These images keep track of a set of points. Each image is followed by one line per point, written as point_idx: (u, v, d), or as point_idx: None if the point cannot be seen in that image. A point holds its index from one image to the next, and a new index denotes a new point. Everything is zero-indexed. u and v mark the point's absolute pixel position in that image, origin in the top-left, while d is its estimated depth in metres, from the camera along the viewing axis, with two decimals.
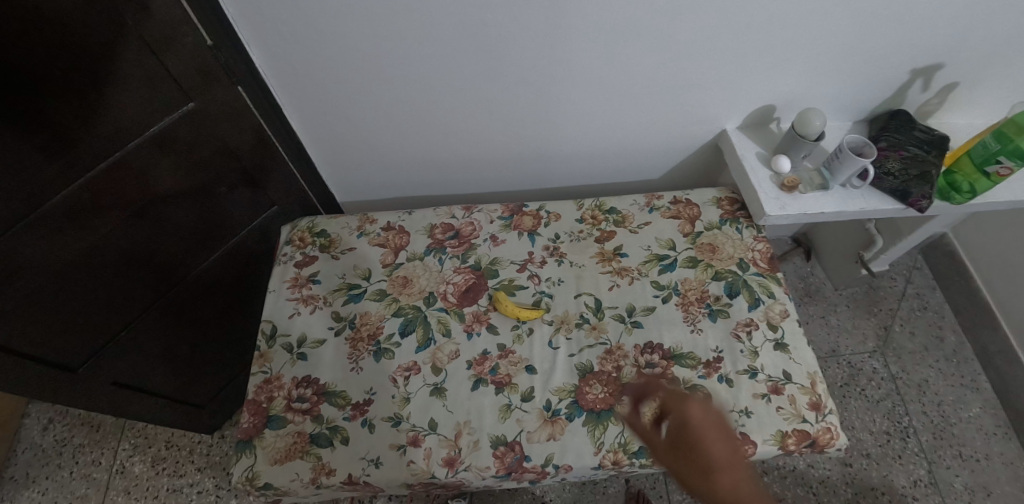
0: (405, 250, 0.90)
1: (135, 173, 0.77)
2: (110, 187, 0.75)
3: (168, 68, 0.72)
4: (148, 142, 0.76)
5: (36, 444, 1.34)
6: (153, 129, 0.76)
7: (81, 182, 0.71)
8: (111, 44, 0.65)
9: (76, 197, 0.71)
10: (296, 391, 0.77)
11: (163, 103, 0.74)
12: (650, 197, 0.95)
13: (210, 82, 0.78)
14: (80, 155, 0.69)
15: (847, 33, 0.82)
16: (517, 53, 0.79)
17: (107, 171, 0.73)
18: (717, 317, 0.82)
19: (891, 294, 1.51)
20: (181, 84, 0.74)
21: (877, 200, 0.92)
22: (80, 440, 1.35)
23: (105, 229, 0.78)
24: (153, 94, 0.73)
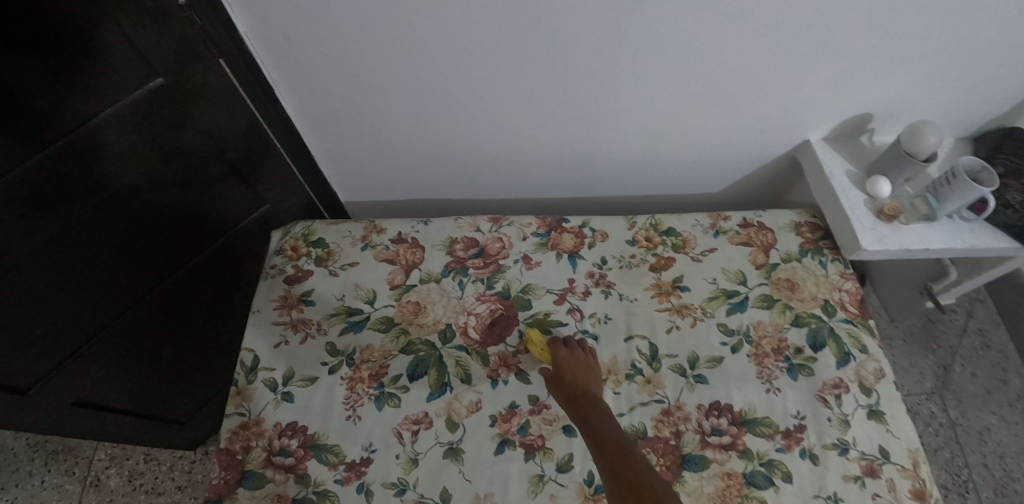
0: (418, 269, 0.75)
1: (90, 164, 0.61)
2: (59, 179, 0.59)
3: (125, 24, 0.54)
4: (109, 124, 0.60)
5: (6, 447, 1.20)
6: (112, 110, 0.59)
7: (23, 169, 0.55)
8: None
9: (11, 190, 0.55)
10: (278, 442, 0.63)
11: (122, 74, 0.58)
12: (715, 218, 0.80)
13: (184, 49, 0.61)
14: (12, 138, 0.53)
15: (987, 30, 0.65)
16: (575, 35, 0.64)
17: (58, 155, 0.57)
18: (797, 374, 0.67)
19: (950, 329, 1.36)
20: (145, 53, 0.58)
21: (991, 236, 0.76)
22: (55, 445, 1.20)
23: (54, 229, 0.62)
24: (107, 60, 0.55)
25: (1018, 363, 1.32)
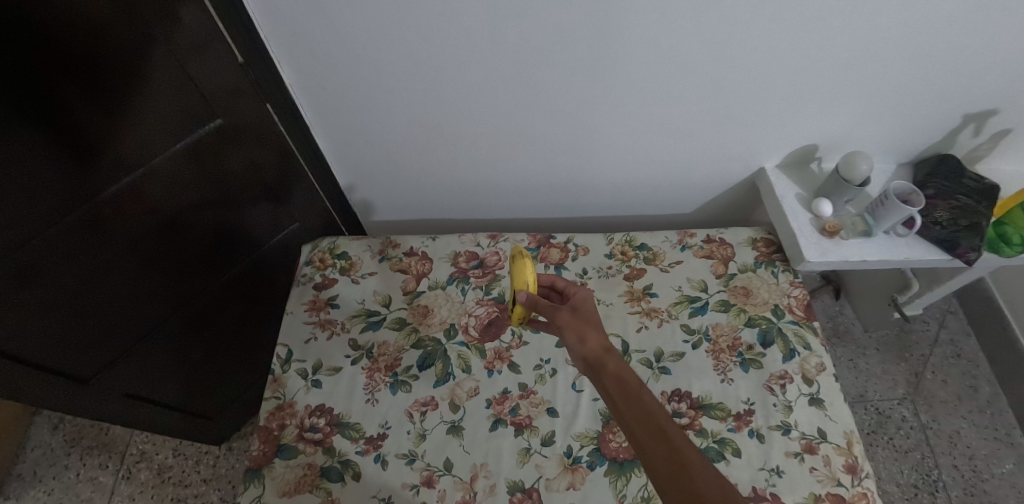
0: (427, 278, 0.88)
1: (156, 187, 0.75)
2: (132, 199, 0.73)
3: (193, 76, 0.68)
4: (176, 158, 0.74)
5: (45, 443, 1.34)
6: (178, 144, 0.73)
7: (109, 194, 0.69)
8: (136, 53, 0.61)
9: (99, 209, 0.69)
10: (309, 420, 0.75)
11: (191, 117, 0.72)
12: (682, 235, 0.93)
13: (237, 94, 0.75)
14: (104, 170, 0.67)
15: (901, 75, 0.78)
16: (556, 83, 0.77)
17: (135, 183, 0.72)
18: (749, 367, 0.79)
19: (922, 339, 1.45)
20: (207, 100, 0.72)
21: (924, 250, 0.87)
22: (89, 442, 1.34)
23: (125, 241, 0.76)
24: (179, 107, 0.69)
25: (988, 371, 1.41)
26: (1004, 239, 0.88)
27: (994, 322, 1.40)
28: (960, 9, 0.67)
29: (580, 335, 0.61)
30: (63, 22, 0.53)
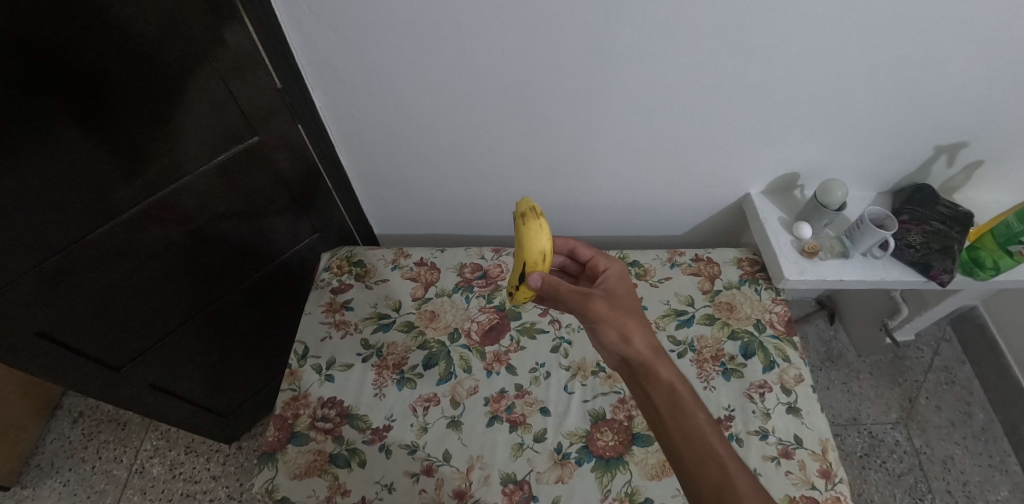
0: (434, 286, 0.96)
1: (197, 196, 0.83)
2: (176, 205, 0.81)
3: (235, 94, 0.76)
4: (215, 170, 0.82)
5: (64, 436, 1.41)
6: (220, 158, 0.81)
7: (151, 200, 0.77)
8: (184, 73, 0.69)
9: (140, 213, 0.77)
10: (321, 411, 0.82)
11: (232, 133, 0.80)
12: (672, 253, 1.01)
13: (273, 114, 0.82)
14: (151, 179, 0.75)
15: (872, 112, 0.84)
16: (555, 112, 0.85)
17: (174, 192, 0.79)
18: (730, 376, 0.85)
19: (916, 365, 1.46)
20: (249, 120, 0.80)
21: (900, 272, 0.93)
22: (106, 436, 1.41)
23: (164, 242, 0.83)
24: (221, 123, 0.77)
25: (982, 398, 1.40)
26: (976, 263, 0.91)
27: (989, 351, 1.40)
28: (919, 55, 0.74)
29: (622, 331, 0.68)
30: (123, 48, 0.62)
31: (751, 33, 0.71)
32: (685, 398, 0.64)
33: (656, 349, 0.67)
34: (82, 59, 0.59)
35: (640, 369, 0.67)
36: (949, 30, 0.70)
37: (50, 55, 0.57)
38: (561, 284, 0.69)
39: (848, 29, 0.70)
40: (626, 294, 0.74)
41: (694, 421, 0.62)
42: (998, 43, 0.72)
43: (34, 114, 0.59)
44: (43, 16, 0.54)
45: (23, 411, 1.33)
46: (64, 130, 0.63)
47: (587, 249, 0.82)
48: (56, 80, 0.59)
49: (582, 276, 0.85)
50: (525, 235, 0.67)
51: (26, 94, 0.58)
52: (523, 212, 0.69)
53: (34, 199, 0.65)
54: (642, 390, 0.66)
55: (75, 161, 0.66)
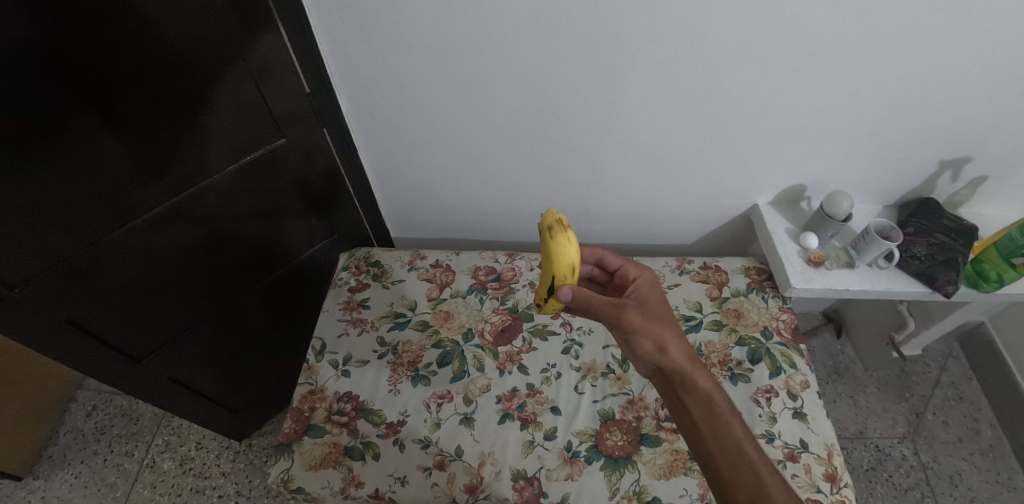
0: (449, 287, 0.98)
1: (222, 195, 0.86)
2: (201, 203, 0.84)
3: (265, 95, 0.79)
4: (241, 170, 0.85)
5: (77, 429, 1.43)
6: (245, 158, 0.85)
7: (180, 196, 0.81)
8: (218, 74, 0.72)
9: (168, 208, 0.80)
10: (336, 405, 0.84)
11: (261, 134, 0.84)
12: (681, 261, 1.03)
13: (300, 117, 0.86)
14: (181, 175, 0.79)
15: (877, 125, 0.87)
16: (570, 121, 0.89)
17: (201, 190, 0.82)
18: (737, 380, 0.87)
19: (923, 380, 1.45)
20: (276, 121, 0.84)
21: (905, 282, 0.95)
22: (118, 430, 1.43)
23: (187, 238, 0.87)
24: (251, 124, 0.81)
25: (990, 414, 1.40)
26: (981, 275, 0.93)
27: (995, 368, 1.40)
28: (922, 70, 0.77)
29: (658, 341, 0.70)
30: (161, 49, 0.65)
31: (760, 48, 0.74)
32: (721, 408, 0.67)
33: (691, 360, 0.71)
34: (118, 60, 0.63)
35: (676, 378, 0.70)
36: (950, 46, 0.73)
37: (86, 54, 0.60)
38: (593, 296, 0.70)
39: (852, 45, 0.74)
40: (659, 303, 0.76)
41: (728, 429, 0.65)
42: (999, 60, 0.74)
43: (72, 108, 0.63)
44: (86, 19, 0.58)
45: (39, 403, 1.36)
46: (101, 123, 0.66)
47: (615, 259, 0.84)
48: (96, 78, 0.63)
49: (610, 284, 0.87)
50: (553, 248, 0.69)
51: (61, 91, 0.61)
52: (549, 225, 0.71)
53: (68, 192, 0.68)
54: (678, 398, 0.70)
55: (110, 155, 0.70)
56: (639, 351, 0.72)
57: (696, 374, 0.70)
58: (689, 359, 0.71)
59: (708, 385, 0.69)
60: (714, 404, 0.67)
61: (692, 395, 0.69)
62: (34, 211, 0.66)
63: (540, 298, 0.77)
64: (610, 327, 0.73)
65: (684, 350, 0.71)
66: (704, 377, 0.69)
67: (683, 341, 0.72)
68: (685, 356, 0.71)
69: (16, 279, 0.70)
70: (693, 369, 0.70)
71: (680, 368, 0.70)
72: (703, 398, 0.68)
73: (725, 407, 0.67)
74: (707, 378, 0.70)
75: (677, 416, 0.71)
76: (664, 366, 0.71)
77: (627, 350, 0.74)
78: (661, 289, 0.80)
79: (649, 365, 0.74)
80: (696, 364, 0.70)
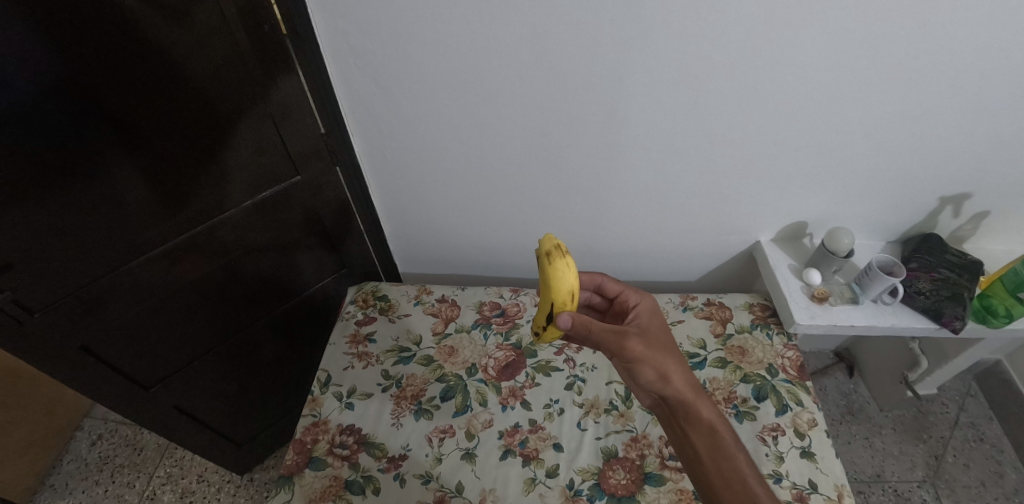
0: (454, 322, 1.00)
1: (235, 229, 0.89)
2: (215, 237, 0.88)
3: (282, 134, 0.83)
4: (255, 205, 0.89)
5: (81, 458, 1.43)
6: (260, 194, 0.88)
7: (194, 231, 0.84)
8: (237, 114, 0.77)
9: (182, 242, 0.84)
10: (339, 437, 0.85)
11: (276, 171, 0.88)
12: (685, 297, 1.04)
13: (315, 155, 0.90)
14: (197, 210, 0.82)
15: (875, 163, 0.89)
16: (573, 160, 0.92)
17: (215, 224, 0.86)
18: (743, 418, 0.86)
19: (941, 421, 1.40)
20: (292, 160, 0.88)
21: (911, 318, 0.94)
22: (121, 460, 1.43)
23: (202, 271, 0.90)
24: (267, 161, 0.85)
25: (1014, 457, 1.33)
26: (990, 311, 0.92)
27: (1016, 408, 1.35)
28: (915, 109, 0.79)
29: (660, 370, 0.72)
30: (184, 91, 0.70)
31: (755, 90, 0.78)
32: (724, 439, 0.69)
33: (694, 390, 0.72)
34: (144, 102, 0.68)
35: (679, 408, 0.72)
36: (940, 87, 0.76)
37: (114, 96, 0.66)
38: (593, 323, 0.71)
39: (843, 87, 0.77)
40: (661, 331, 0.78)
41: (732, 461, 0.67)
42: (989, 97, 0.77)
43: (98, 146, 0.68)
44: (116, 64, 0.64)
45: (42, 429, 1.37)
46: (125, 160, 0.71)
47: (615, 285, 0.86)
48: (122, 117, 0.68)
49: (609, 310, 0.89)
50: (552, 275, 0.67)
51: (88, 129, 0.66)
52: (547, 250, 0.69)
53: (88, 223, 0.72)
54: (682, 428, 0.72)
55: (131, 189, 0.74)
56: (642, 380, 0.73)
57: (699, 404, 0.71)
58: (692, 388, 0.72)
59: (712, 414, 0.71)
60: (718, 435, 0.69)
61: (696, 426, 0.70)
62: (54, 240, 0.71)
63: (538, 324, 0.77)
64: (612, 354, 0.75)
65: (687, 379, 0.73)
66: (707, 407, 0.71)
67: (687, 370, 0.73)
68: (689, 385, 0.72)
69: (36, 304, 0.74)
70: (697, 399, 0.72)
71: (684, 399, 0.72)
72: (707, 429, 0.70)
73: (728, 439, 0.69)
74: (710, 408, 0.71)
75: (680, 446, 0.72)
76: (667, 395, 0.73)
77: (629, 378, 0.76)
78: (662, 315, 0.82)
79: (652, 394, 0.75)
80: (699, 394, 0.72)
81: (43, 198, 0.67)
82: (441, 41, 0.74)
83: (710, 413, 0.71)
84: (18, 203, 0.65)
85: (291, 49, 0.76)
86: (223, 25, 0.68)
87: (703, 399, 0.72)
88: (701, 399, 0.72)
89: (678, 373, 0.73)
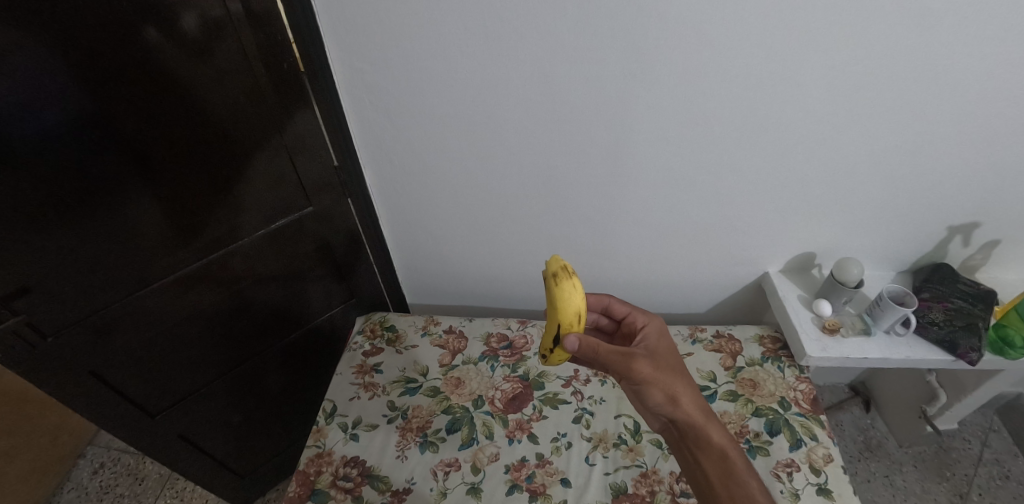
0: (461, 353, 0.99)
1: (247, 259, 0.91)
2: (227, 266, 0.90)
3: (296, 166, 0.86)
4: (268, 235, 0.91)
5: (81, 487, 1.41)
6: (272, 225, 0.91)
7: (207, 259, 0.86)
8: (253, 147, 0.80)
9: (195, 270, 0.86)
10: (342, 469, 0.84)
11: (289, 202, 0.90)
12: (693, 329, 1.03)
13: (327, 187, 0.92)
14: (211, 239, 0.85)
15: (879, 192, 0.89)
16: (580, 191, 0.93)
17: (227, 254, 0.88)
18: (756, 453, 0.84)
19: (964, 458, 1.33)
20: (305, 192, 0.91)
21: (925, 350, 0.92)
22: (121, 490, 1.40)
23: (213, 299, 0.92)
24: (280, 193, 0.88)
25: None
26: (1006, 342, 0.89)
27: None
28: (917, 140, 0.80)
29: (668, 392, 0.71)
30: (204, 126, 0.74)
31: (756, 123, 0.80)
32: (735, 464, 0.68)
33: (704, 413, 0.72)
34: (166, 136, 0.72)
35: (689, 431, 0.71)
36: (940, 118, 0.77)
37: (138, 130, 0.69)
38: (600, 345, 0.71)
39: (844, 120, 0.78)
40: (669, 353, 0.77)
41: (744, 488, 0.66)
42: (990, 127, 0.78)
43: (119, 177, 0.71)
44: (142, 101, 0.68)
45: (43, 456, 1.36)
46: (143, 190, 0.74)
47: (622, 306, 0.86)
48: (144, 150, 0.71)
49: (617, 333, 0.88)
50: (558, 296, 0.68)
51: (111, 161, 0.69)
52: (554, 271, 0.69)
53: (106, 250, 0.75)
54: (692, 452, 0.71)
55: (148, 218, 0.77)
56: (650, 402, 0.72)
57: (708, 427, 0.71)
58: (701, 411, 0.72)
59: (722, 438, 0.70)
60: (729, 460, 0.68)
61: (707, 450, 0.70)
62: (72, 264, 0.73)
63: (544, 347, 0.76)
64: (619, 376, 0.74)
65: (696, 401, 0.72)
66: (717, 431, 0.71)
67: (696, 391, 0.73)
68: (698, 407, 0.72)
69: (49, 328, 0.76)
70: (707, 421, 0.71)
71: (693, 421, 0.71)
72: (718, 453, 0.69)
73: (740, 464, 0.68)
74: (721, 432, 0.71)
75: (690, 471, 0.71)
76: (676, 419, 0.72)
77: (637, 400, 0.75)
78: (670, 337, 0.81)
79: (661, 416, 0.74)
80: (708, 416, 0.71)
81: (65, 225, 0.70)
82: (451, 78, 0.78)
83: (720, 437, 0.70)
84: (41, 228, 0.68)
85: (308, 87, 0.79)
86: (244, 64, 0.72)
87: (713, 422, 0.71)
88: (710, 421, 0.71)
89: (687, 394, 0.72)
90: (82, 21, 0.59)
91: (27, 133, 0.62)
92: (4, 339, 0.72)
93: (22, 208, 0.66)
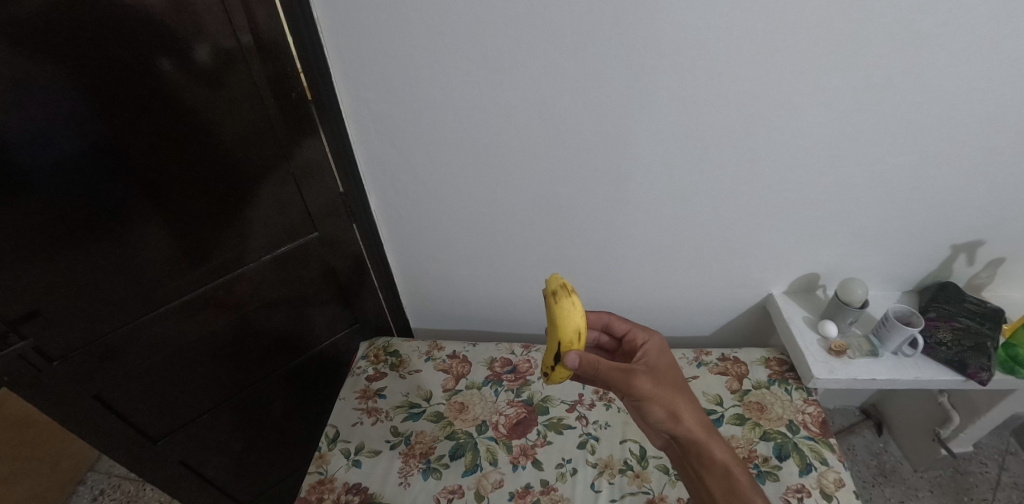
0: (465, 378, 0.99)
1: (252, 284, 0.93)
2: (232, 291, 0.91)
3: (303, 192, 0.88)
4: (273, 260, 0.93)
5: None
6: (278, 250, 0.92)
7: (212, 285, 0.87)
8: (260, 174, 0.82)
9: (200, 296, 0.87)
10: (344, 496, 0.83)
11: (296, 227, 0.92)
12: (698, 353, 1.03)
13: (333, 213, 0.94)
14: (217, 264, 0.86)
15: (880, 212, 0.90)
16: (583, 214, 0.94)
17: (232, 279, 0.89)
18: (765, 479, 0.82)
19: (981, 482, 1.29)
20: (311, 218, 0.92)
21: (934, 371, 0.91)
22: None
23: (217, 324, 0.92)
24: (286, 218, 0.90)
25: None
26: (1017, 360, 0.89)
27: None
28: (913, 159, 0.81)
29: (670, 408, 0.71)
30: (212, 153, 0.76)
31: (751, 147, 0.81)
32: (741, 481, 0.68)
33: (707, 429, 0.71)
34: (175, 165, 0.74)
35: (692, 448, 0.71)
36: (935, 136, 0.78)
37: (148, 159, 0.72)
38: (600, 362, 0.70)
39: (840, 141, 0.80)
40: (670, 369, 0.77)
41: None
42: (985, 145, 0.79)
43: (129, 205, 0.73)
44: (154, 131, 0.70)
45: (42, 482, 1.35)
46: (152, 216, 0.76)
47: (623, 323, 0.86)
48: (154, 179, 0.73)
49: (619, 350, 0.88)
50: (558, 314, 0.68)
51: (121, 189, 0.71)
52: (554, 289, 0.70)
53: (113, 275, 0.77)
54: (695, 470, 0.71)
55: (156, 245, 0.78)
56: (652, 418, 0.72)
57: (712, 443, 0.70)
58: (703, 426, 0.71)
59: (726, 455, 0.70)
60: (734, 476, 0.68)
61: (710, 468, 0.69)
62: (80, 288, 0.75)
63: (546, 366, 0.76)
64: (620, 393, 0.73)
65: (698, 416, 0.72)
66: (721, 448, 0.70)
67: (697, 407, 0.73)
68: (700, 423, 0.71)
69: (55, 352, 0.78)
70: (710, 437, 0.71)
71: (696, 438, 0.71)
72: (722, 471, 0.69)
73: (744, 481, 0.68)
74: (724, 449, 0.70)
75: (693, 489, 0.71)
76: (679, 436, 0.71)
77: (639, 417, 0.74)
78: (671, 354, 0.81)
79: (663, 434, 0.74)
80: (710, 433, 0.71)
81: (75, 250, 0.72)
82: (455, 105, 0.80)
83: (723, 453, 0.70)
84: (52, 254, 0.70)
85: (316, 115, 0.81)
86: (253, 94, 0.75)
87: (716, 438, 0.71)
88: (714, 438, 0.71)
89: (689, 410, 0.71)
90: (99, 56, 0.63)
91: (40, 163, 0.65)
92: (12, 363, 0.74)
93: (34, 235, 0.68)
